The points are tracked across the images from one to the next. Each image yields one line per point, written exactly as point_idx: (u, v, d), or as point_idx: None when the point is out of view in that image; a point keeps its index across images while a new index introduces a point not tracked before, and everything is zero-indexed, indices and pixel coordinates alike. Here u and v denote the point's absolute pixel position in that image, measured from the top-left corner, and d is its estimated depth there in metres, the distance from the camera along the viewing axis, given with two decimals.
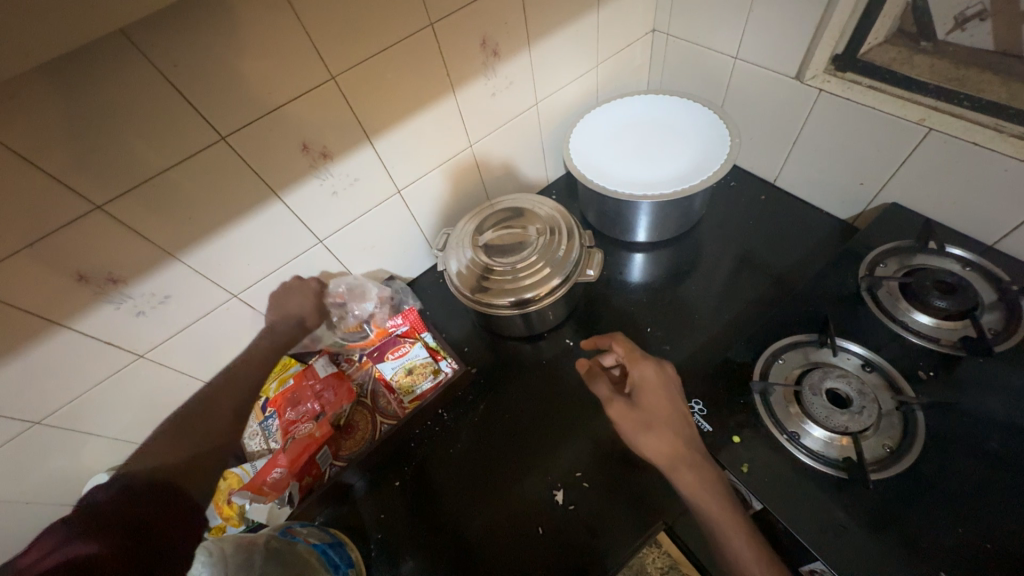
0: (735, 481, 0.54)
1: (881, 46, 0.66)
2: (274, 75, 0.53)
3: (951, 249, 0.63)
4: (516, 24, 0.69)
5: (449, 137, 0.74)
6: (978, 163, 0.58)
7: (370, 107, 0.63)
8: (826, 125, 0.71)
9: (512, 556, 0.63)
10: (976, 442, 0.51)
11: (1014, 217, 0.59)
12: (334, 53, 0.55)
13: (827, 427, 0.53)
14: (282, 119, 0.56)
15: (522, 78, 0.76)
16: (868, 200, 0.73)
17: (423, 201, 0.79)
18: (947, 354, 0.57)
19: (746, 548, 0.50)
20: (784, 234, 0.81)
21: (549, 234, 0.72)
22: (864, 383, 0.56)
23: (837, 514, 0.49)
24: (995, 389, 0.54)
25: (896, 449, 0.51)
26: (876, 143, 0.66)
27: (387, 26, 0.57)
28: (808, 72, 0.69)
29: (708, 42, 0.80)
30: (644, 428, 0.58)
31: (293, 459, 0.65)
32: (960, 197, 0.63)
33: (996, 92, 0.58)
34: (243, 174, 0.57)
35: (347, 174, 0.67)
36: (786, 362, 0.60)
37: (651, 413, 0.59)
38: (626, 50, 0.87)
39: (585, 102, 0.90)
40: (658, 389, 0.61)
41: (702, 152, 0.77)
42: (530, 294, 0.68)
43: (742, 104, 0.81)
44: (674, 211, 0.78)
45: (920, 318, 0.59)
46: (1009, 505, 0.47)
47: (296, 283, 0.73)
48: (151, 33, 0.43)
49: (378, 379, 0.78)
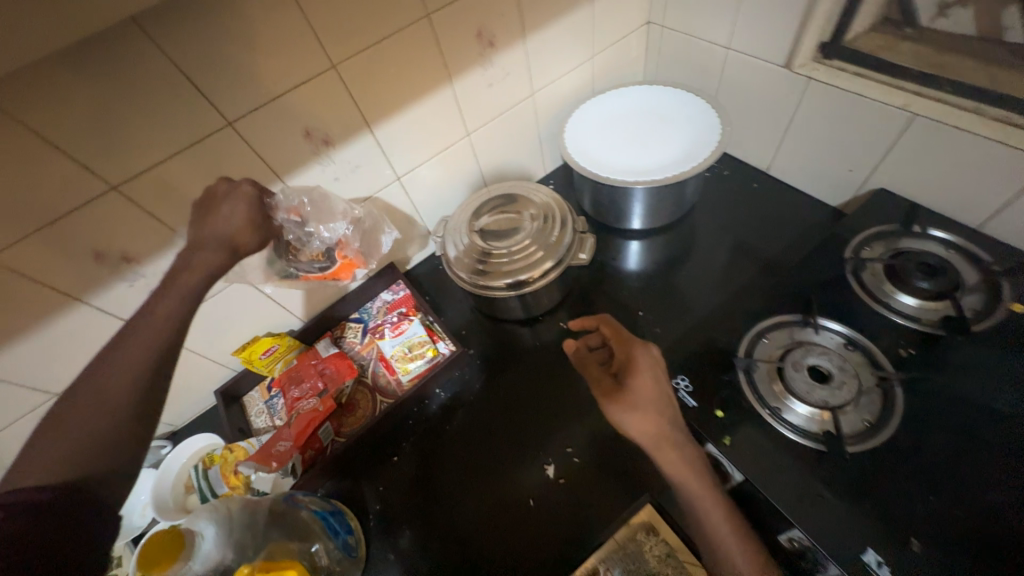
0: (716, 453, 0.56)
1: (865, 35, 0.67)
2: (277, 64, 0.56)
3: (934, 232, 0.65)
4: (511, 15, 0.71)
5: (447, 126, 0.77)
6: (959, 147, 0.59)
7: (369, 95, 0.65)
8: (815, 112, 0.72)
9: (504, 527, 0.65)
10: (954, 418, 0.52)
11: (996, 199, 0.60)
12: (333, 42, 0.58)
13: (808, 401, 0.55)
14: (285, 106, 0.59)
15: (518, 68, 0.78)
16: (857, 186, 0.74)
17: (422, 188, 0.82)
18: (928, 333, 0.58)
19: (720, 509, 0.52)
20: (776, 221, 0.83)
21: (543, 219, 0.74)
22: (845, 360, 0.58)
23: (815, 485, 0.50)
24: (973, 367, 0.55)
25: (875, 423, 0.53)
26: (863, 129, 0.68)
27: (385, 16, 0.60)
28: (797, 61, 0.70)
29: (700, 33, 0.82)
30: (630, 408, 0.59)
31: (299, 432, 0.68)
32: (944, 181, 0.64)
33: (977, 76, 0.59)
34: (248, 158, 0.60)
35: (348, 160, 0.69)
36: (770, 341, 0.62)
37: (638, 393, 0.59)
38: (621, 42, 0.89)
39: (581, 93, 0.93)
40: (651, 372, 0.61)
41: (694, 140, 0.79)
42: (524, 276, 0.71)
43: (734, 94, 0.83)
44: (666, 198, 0.80)
45: (904, 299, 0.61)
46: (982, 476, 0.48)
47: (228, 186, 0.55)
48: (161, 22, 0.46)
49: (378, 359, 0.82)
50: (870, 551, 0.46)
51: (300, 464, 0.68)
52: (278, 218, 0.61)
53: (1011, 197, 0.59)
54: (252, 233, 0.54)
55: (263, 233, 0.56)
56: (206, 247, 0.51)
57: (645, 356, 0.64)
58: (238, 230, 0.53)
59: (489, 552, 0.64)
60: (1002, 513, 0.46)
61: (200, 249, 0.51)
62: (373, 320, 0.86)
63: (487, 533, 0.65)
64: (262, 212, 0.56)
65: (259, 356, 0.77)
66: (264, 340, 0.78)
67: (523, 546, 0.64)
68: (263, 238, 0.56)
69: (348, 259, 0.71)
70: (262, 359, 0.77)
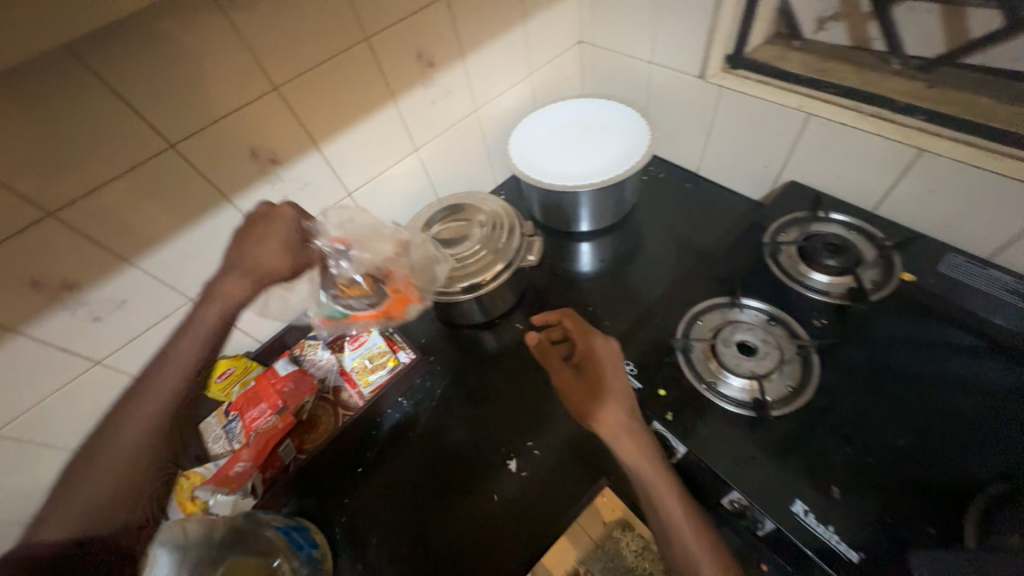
0: (662, 429, 0.60)
1: (761, 47, 0.76)
2: (218, 88, 0.58)
3: (835, 216, 0.73)
4: (449, 38, 0.76)
5: (395, 142, 0.80)
6: (847, 141, 0.68)
7: (314, 114, 0.68)
8: (729, 116, 0.80)
9: (470, 524, 0.68)
10: (861, 376, 0.58)
11: (882, 184, 0.69)
12: (275, 66, 0.61)
13: (739, 373, 0.60)
14: (229, 127, 0.61)
15: (460, 86, 0.83)
16: (773, 180, 0.82)
17: (375, 203, 0.85)
18: (837, 304, 0.65)
19: (665, 481, 0.55)
20: (708, 216, 0.90)
21: (491, 225, 0.78)
22: (767, 333, 0.64)
23: (748, 448, 0.55)
24: (875, 330, 0.62)
25: (796, 387, 0.59)
26: (769, 129, 0.76)
27: (325, 40, 0.63)
28: (708, 72, 0.78)
29: (626, 50, 0.89)
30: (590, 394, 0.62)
31: (255, 451, 0.68)
32: (840, 171, 0.72)
33: (852, 79, 0.68)
34: (194, 180, 0.61)
35: (297, 178, 0.71)
36: (704, 322, 0.67)
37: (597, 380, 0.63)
38: (556, 59, 0.96)
39: (523, 108, 0.98)
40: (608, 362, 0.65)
41: (627, 146, 0.85)
42: (476, 280, 0.74)
43: (661, 103, 0.91)
44: (607, 199, 0.85)
45: (816, 276, 0.68)
46: (887, 425, 0.54)
47: (264, 208, 0.60)
48: (96, 49, 0.48)
49: (339, 373, 0.80)
50: (798, 502, 0.51)
51: (260, 483, 0.68)
52: (319, 244, 0.65)
53: (893, 182, 0.67)
54: (286, 259, 0.59)
55: (298, 259, 0.61)
56: (234, 273, 0.56)
57: (605, 350, 0.66)
58: (272, 255, 0.58)
59: (457, 550, 0.66)
60: (905, 456, 0.52)
61: (229, 275, 0.56)
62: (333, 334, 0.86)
63: (454, 531, 0.67)
64: (297, 238, 0.61)
65: (216, 380, 0.79)
66: (221, 362, 0.80)
67: (489, 539, 0.66)
68: (296, 262, 0.61)
69: (399, 292, 0.72)
70: (219, 383, 0.79)
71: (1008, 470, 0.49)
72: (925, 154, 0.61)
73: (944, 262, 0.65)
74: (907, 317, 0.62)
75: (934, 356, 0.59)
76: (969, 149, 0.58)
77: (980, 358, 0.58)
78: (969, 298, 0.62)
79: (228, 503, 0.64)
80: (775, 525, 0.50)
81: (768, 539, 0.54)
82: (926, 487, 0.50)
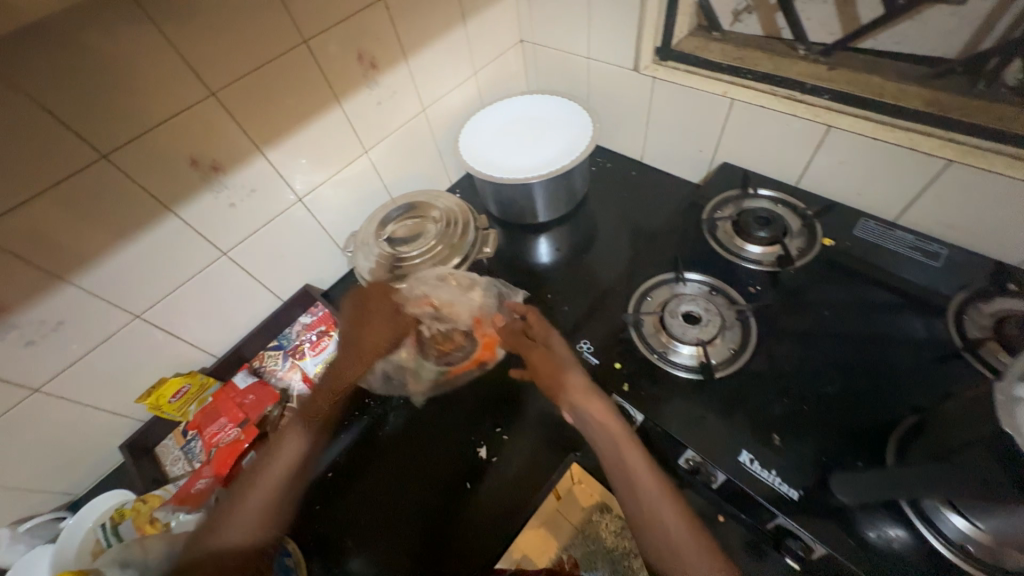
0: (619, 400, 0.63)
1: (687, 38, 0.81)
2: (150, 94, 0.56)
3: (762, 191, 0.80)
4: (389, 39, 0.77)
5: (343, 145, 0.80)
6: (767, 122, 0.74)
7: (256, 119, 0.67)
8: (663, 105, 0.85)
9: (446, 513, 0.69)
10: (792, 334, 0.64)
11: (800, 160, 0.76)
12: (210, 72, 0.60)
13: (686, 342, 0.64)
14: (164, 135, 0.59)
15: (405, 86, 0.84)
16: (708, 163, 0.88)
17: (328, 207, 0.84)
18: (770, 271, 0.71)
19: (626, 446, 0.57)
20: (654, 200, 0.95)
21: (446, 221, 0.80)
22: (709, 302, 0.68)
23: (698, 410, 0.59)
24: (802, 292, 0.68)
25: (738, 349, 0.64)
26: (700, 116, 0.82)
27: (260, 43, 0.63)
28: (641, 64, 0.83)
29: (565, 46, 0.93)
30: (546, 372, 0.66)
31: (218, 463, 0.68)
32: (765, 150, 0.78)
33: (766, 65, 0.74)
34: (131, 190, 0.59)
35: (243, 184, 0.70)
36: (653, 298, 0.71)
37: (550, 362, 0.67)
38: (499, 58, 0.99)
39: (471, 107, 1.00)
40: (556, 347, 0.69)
41: (572, 138, 0.90)
42: (434, 275, 0.75)
43: (602, 96, 0.95)
44: (558, 190, 0.89)
45: (751, 249, 0.73)
46: (817, 375, 0.60)
47: (360, 295, 0.76)
48: (10, 58, 0.46)
49: (302, 381, 0.82)
50: (743, 452, 0.55)
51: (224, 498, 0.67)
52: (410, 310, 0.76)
53: (809, 157, 0.74)
54: (392, 337, 0.76)
55: (399, 330, 0.77)
56: (376, 350, 0.75)
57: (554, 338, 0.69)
58: (380, 337, 0.75)
59: (438, 541, 0.67)
60: (834, 401, 0.58)
61: (367, 351, 0.75)
62: (293, 343, 0.86)
63: (434, 523, 0.68)
64: (394, 316, 0.76)
65: (168, 400, 0.73)
66: (172, 381, 0.74)
67: (469, 528, 0.68)
68: (398, 330, 0.77)
69: (488, 336, 0.79)
70: (172, 403, 0.73)
71: (918, 403, 0.55)
72: (833, 130, 0.68)
73: (858, 227, 0.73)
74: (830, 279, 0.69)
75: (854, 311, 0.65)
76: (869, 123, 0.65)
77: (891, 309, 0.64)
78: (880, 257, 0.70)
79: (189, 520, 0.63)
80: (726, 477, 0.54)
81: (722, 490, 0.59)
82: (853, 426, 0.55)
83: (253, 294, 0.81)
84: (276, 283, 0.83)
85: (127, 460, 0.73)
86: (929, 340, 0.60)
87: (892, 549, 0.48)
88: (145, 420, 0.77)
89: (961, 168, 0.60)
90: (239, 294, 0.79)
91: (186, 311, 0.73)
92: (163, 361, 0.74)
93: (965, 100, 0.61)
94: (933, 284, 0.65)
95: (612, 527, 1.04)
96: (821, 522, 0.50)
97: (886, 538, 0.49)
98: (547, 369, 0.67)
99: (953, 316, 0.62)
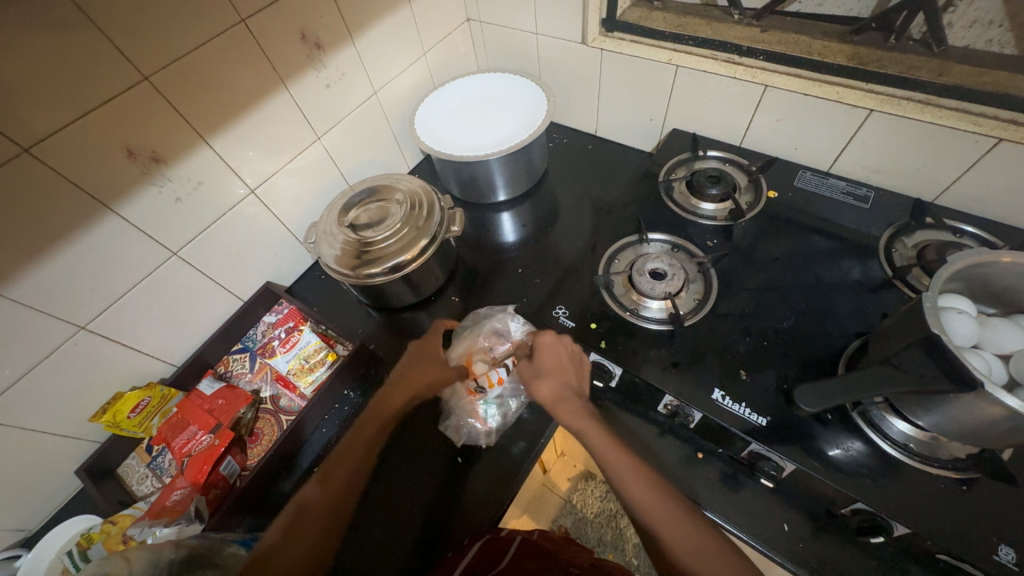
0: (598, 357, 0.66)
1: (630, 8, 0.84)
2: (74, 79, 0.52)
3: (711, 153, 0.85)
4: (333, 18, 0.75)
5: (294, 131, 0.77)
6: (711, 85, 0.79)
7: (195, 106, 0.63)
8: (613, 75, 0.88)
9: (437, 491, 0.70)
10: (748, 282, 0.69)
11: (741, 121, 0.81)
12: (140, 54, 0.56)
13: (655, 297, 0.68)
14: (98, 125, 0.55)
15: (354, 67, 0.82)
16: (659, 131, 0.92)
17: (282, 198, 0.81)
18: (724, 225, 0.76)
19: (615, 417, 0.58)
20: (611, 170, 0.98)
21: (411, 205, 0.77)
22: (672, 259, 0.72)
23: (670, 357, 0.63)
24: (753, 242, 0.74)
25: (702, 299, 0.68)
26: (650, 84, 0.85)
27: (194, 23, 0.59)
28: (589, 36, 0.85)
29: (513, 23, 0.93)
30: (535, 378, 0.63)
31: (193, 475, 0.64)
32: (709, 114, 0.83)
33: (705, 31, 0.78)
34: (61, 186, 0.54)
35: (187, 177, 0.66)
36: (620, 259, 0.74)
37: (542, 367, 0.63)
38: (447, 38, 0.98)
39: (423, 88, 0.99)
40: (556, 346, 0.64)
41: (528, 114, 0.91)
42: (400, 258, 0.73)
43: (553, 71, 0.97)
44: (520, 166, 0.89)
45: (705, 206, 0.78)
46: (772, 315, 0.65)
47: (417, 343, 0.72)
48: None
49: (274, 380, 0.79)
50: (716, 391, 0.59)
51: (205, 506, 0.64)
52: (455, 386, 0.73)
53: (750, 116, 0.79)
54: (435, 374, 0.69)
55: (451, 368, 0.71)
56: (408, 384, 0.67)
57: (558, 352, 0.64)
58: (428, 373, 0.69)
59: (436, 517, 0.68)
60: (789, 335, 0.63)
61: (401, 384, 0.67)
62: (260, 342, 0.83)
63: (423, 503, 0.69)
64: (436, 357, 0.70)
65: (127, 416, 0.68)
66: (130, 395, 0.69)
67: (463, 503, 0.69)
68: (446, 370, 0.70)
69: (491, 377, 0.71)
70: (132, 419, 0.68)
71: (859, 329, 0.62)
72: (769, 89, 0.73)
73: (798, 178, 0.79)
74: (776, 229, 0.75)
75: (799, 256, 0.71)
76: (801, 80, 0.71)
77: (829, 250, 0.71)
78: (817, 204, 0.76)
79: (170, 531, 0.60)
80: (702, 414, 0.58)
81: (699, 428, 0.63)
82: (807, 355, 0.61)
83: (210, 294, 0.77)
84: (235, 280, 0.79)
85: (88, 484, 0.67)
86: (864, 276, 0.67)
87: (852, 458, 0.53)
88: (102, 440, 0.71)
89: (881, 115, 0.67)
90: (196, 298, 0.75)
91: (137, 318, 0.68)
92: (116, 376, 0.69)
93: (880, 53, 0.68)
94: (864, 224, 0.73)
95: (596, 493, 1.10)
96: (790, 442, 0.55)
97: (847, 450, 0.54)
98: (532, 378, 0.64)
99: (883, 250, 0.69)
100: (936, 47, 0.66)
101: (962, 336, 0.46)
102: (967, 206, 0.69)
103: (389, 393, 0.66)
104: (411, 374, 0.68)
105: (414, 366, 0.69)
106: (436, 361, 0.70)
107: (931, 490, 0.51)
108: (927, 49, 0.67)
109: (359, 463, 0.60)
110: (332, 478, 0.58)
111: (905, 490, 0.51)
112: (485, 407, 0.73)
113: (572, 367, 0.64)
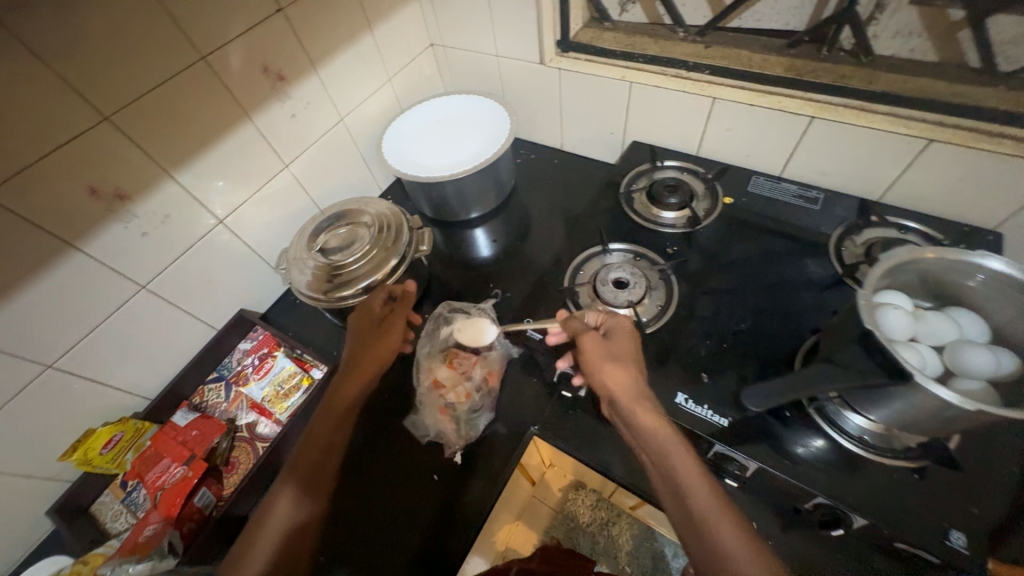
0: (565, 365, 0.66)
1: (583, 30, 0.87)
2: (31, 122, 0.53)
3: (668, 162, 0.88)
4: (294, 50, 0.77)
5: (260, 161, 0.79)
6: (662, 100, 0.82)
7: (158, 141, 0.64)
8: (573, 91, 0.91)
9: (415, 510, 0.69)
10: (707, 286, 0.72)
11: (695, 132, 0.84)
12: (100, 95, 0.57)
13: (619, 306, 0.70)
14: (58, 164, 0.56)
15: (318, 96, 0.84)
16: (620, 143, 0.95)
17: (251, 225, 0.82)
18: (683, 232, 0.79)
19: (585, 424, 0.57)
20: (577, 183, 1.01)
21: (379, 226, 0.79)
22: (634, 267, 0.75)
23: None
24: (711, 248, 0.76)
25: (664, 306, 0.70)
26: (607, 100, 0.88)
27: (153, 62, 0.61)
28: (546, 57, 0.88)
29: (474, 47, 0.97)
30: (610, 359, 0.62)
31: (166, 509, 0.65)
32: (665, 127, 0.87)
33: (654, 49, 0.81)
34: (22, 228, 0.55)
35: (153, 212, 0.67)
36: (586, 270, 0.77)
37: (615, 349, 0.63)
38: (411, 64, 1.00)
39: (390, 112, 1.01)
40: (631, 334, 0.65)
41: (492, 132, 0.94)
42: (370, 279, 0.74)
43: (516, 90, 1.00)
44: (486, 183, 0.92)
45: (667, 215, 0.81)
46: (732, 318, 0.67)
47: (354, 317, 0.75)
48: None
49: (250, 408, 0.79)
50: (679, 394, 0.61)
51: (179, 540, 0.64)
52: (426, 390, 0.75)
53: (703, 126, 0.82)
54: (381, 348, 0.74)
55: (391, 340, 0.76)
56: (352, 374, 0.71)
57: (625, 336, 0.64)
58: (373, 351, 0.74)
59: (417, 536, 0.67)
60: (748, 336, 0.65)
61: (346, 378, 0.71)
62: (234, 370, 0.83)
63: (405, 523, 0.68)
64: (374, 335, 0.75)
65: (98, 453, 0.67)
66: (102, 431, 0.68)
67: (445, 522, 0.67)
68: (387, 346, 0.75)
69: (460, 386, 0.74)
70: (104, 455, 0.68)
71: (815, 326, 0.64)
72: (717, 101, 0.76)
73: (751, 184, 0.82)
74: (733, 233, 0.77)
75: (757, 258, 0.74)
76: (744, 91, 0.74)
77: (785, 252, 0.73)
78: (773, 207, 0.79)
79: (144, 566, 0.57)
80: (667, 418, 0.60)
81: None
82: (765, 354, 0.63)
83: (182, 325, 0.77)
84: (207, 310, 0.80)
85: (59, 525, 0.67)
86: (818, 274, 0.70)
87: (813, 454, 0.55)
88: (73, 479, 0.70)
89: (822, 122, 0.70)
90: (168, 329, 0.75)
91: (106, 352, 0.68)
92: (85, 414, 0.68)
93: (816, 64, 0.72)
94: (816, 225, 0.75)
95: (588, 502, 1.09)
96: (751, 441, 0.56)
97: (808, 447, 0.56)
98: (605, 358, 0.62)
99: (835, 249, 0.72)
100: (865, 57, 0.70)
101: (896, 330, 0.48)
102: (910, 202, 0.72)
103: (341, 386, 0.70)
104: (359, 359, 0.73)
105: (358, 352, 0.73)
106: (376, 339, 0.75)
107: (889, 481, 0.52)
108: (857, 59, 0.71)
109: (319, 459, 0.64)
110: (295, 484, 0.61)
111: (864, 482, 0.53)
112: (454, 418, 0.73)
113: (639, 357, 0.63)
